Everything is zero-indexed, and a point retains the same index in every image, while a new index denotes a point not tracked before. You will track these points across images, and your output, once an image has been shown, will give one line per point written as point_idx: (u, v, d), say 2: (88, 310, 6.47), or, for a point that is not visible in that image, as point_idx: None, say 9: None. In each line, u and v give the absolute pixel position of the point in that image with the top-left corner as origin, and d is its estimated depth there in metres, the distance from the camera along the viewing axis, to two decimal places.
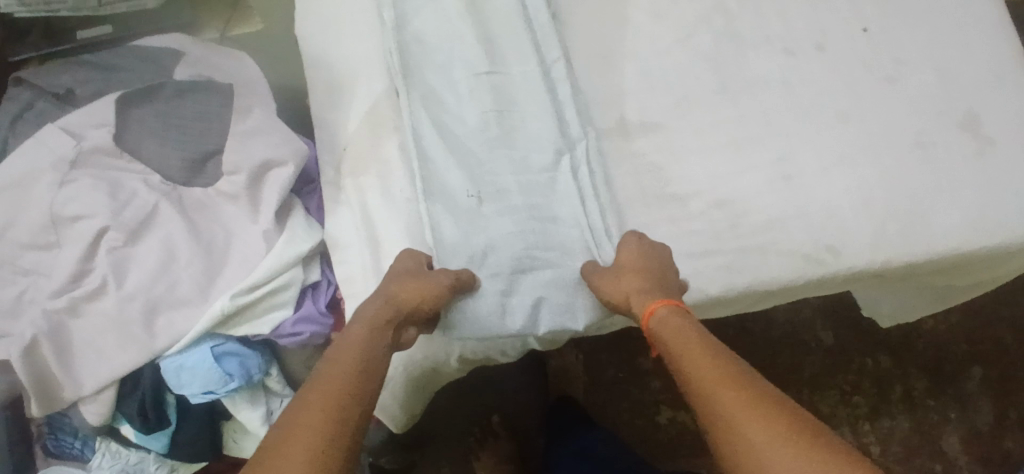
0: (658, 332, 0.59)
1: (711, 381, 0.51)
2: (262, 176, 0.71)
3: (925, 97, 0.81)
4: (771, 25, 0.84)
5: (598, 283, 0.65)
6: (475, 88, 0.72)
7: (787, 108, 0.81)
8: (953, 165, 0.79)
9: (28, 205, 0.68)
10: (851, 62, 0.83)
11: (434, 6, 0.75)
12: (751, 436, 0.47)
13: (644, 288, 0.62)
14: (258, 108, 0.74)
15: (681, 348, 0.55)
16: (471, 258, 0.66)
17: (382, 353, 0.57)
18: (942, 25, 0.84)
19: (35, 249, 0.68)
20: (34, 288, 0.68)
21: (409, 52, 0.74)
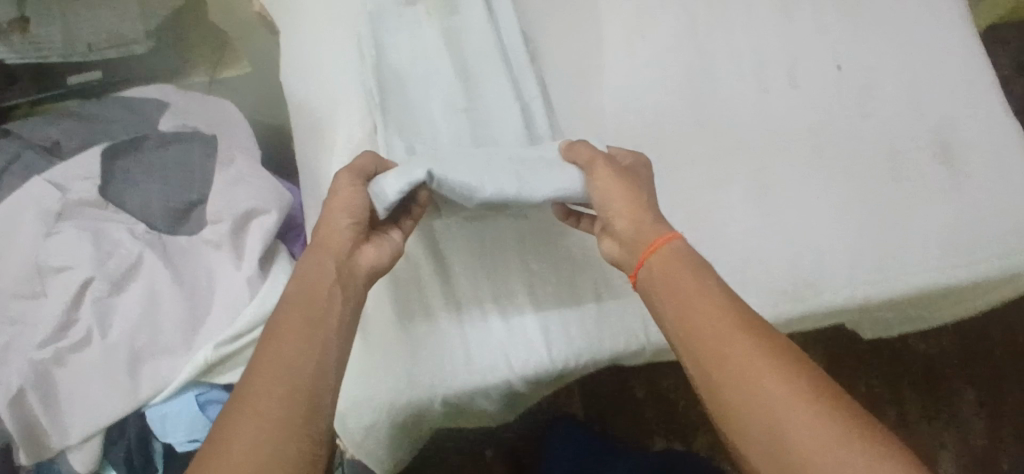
0: (662, 263, 0.60)
1: (732, 329, 0.55)
2: (244, 224, 0.73)
3: (897, 130, 0.83)
4: (745, 61, 0.85)
5: (600, 184, 0.63)
6: (452, 122, 0.74)
7: (761, 142, 0.82)
8: (926, 197, 0.80)
9: (14, 257, 0.69)
10: (823, 98, 0.84)
11: (414, 47, 0.78)
12: (765, 381, 0.52)
13: (634, 199, 0.62)
14: (240, 158, 0.76)
15: (694, 289, 0.57)
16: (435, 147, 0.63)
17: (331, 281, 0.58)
18: (910, 61, 0.86)
19: (20, 298, 0.68)
20: (21, 337, 0.68)
21: (388, 90, 0.75)
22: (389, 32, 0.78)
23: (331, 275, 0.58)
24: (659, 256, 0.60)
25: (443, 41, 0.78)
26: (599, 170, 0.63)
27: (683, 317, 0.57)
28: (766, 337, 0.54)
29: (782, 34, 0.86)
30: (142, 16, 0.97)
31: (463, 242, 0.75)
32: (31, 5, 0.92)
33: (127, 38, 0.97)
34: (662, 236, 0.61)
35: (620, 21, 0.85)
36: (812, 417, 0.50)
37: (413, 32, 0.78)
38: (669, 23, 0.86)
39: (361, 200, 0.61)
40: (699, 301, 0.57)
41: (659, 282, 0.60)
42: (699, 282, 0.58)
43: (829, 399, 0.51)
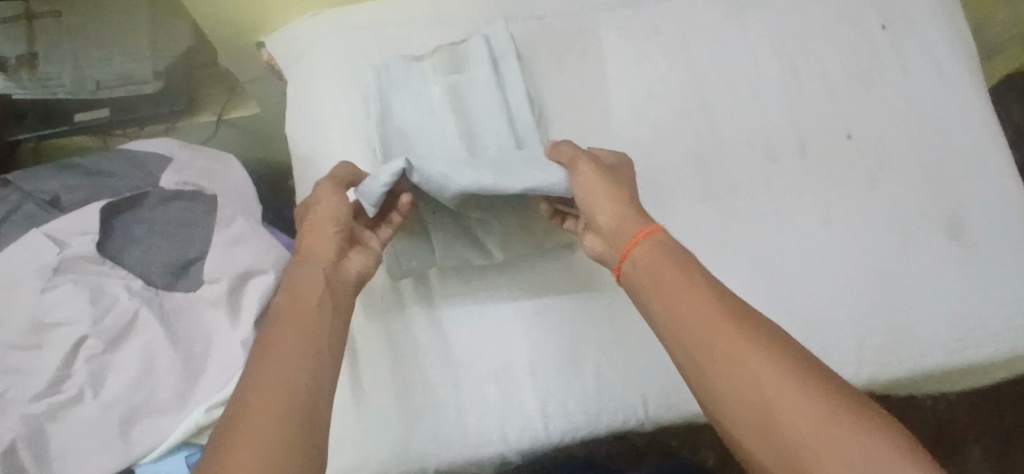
0: (647, 257, 0.61)
1: (714, 317, 0.55)
2: (242, 284, 0.72)
3: (908, 204, 0.82)
4: (756, 128, 0.83)
5: (581, 181, 0.66)
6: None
7: (766, 212, 0.80)
8: (936, 275, 0.79)
9: (7, 310, 0.67)
10: (835, 167, 0.83)
11: (420, 108, 0.78)
12: (755, 366, 0.52)
13: (615, 194, 0.65)
14: (241, 217, 0.76)
15: (676, 282, 0.59)
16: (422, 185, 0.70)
17: (320, 278, 0.60)
18: (922, 131, 0.86)
19: (15, 351, 0.67)
20: (18, 385, 0.67)
21: (391, 150, 0.76)
22: (395, 90, 0.78)
23: (322, 282, 0.60)
24: (643, 248, 0.62)
25: (449, 100, 0.78)
26: (581, 166, 0.66)
27: (670, 307, 0.58)
28: (750, 322, 0.55)
29: (793, 100, 0.85)
30: (151, 57, 0.97)
31: (464, 309, 0.75)
32: (42, 43, 0.94)
33: (137, 78, 0.97)
34: (644, 227, 0.63)
35: (628, 83, 0.84)
36: (805, 400, 0.50)
37: (420, 89, 0.79)
38: (678, 85, 0.84)
39: (343, 208, 0.64)
40: (685, 290, 0.58)
41: (644, 272, 0.61)
42: (684, 272, 0.59)
43: (821, 382, 0.51)
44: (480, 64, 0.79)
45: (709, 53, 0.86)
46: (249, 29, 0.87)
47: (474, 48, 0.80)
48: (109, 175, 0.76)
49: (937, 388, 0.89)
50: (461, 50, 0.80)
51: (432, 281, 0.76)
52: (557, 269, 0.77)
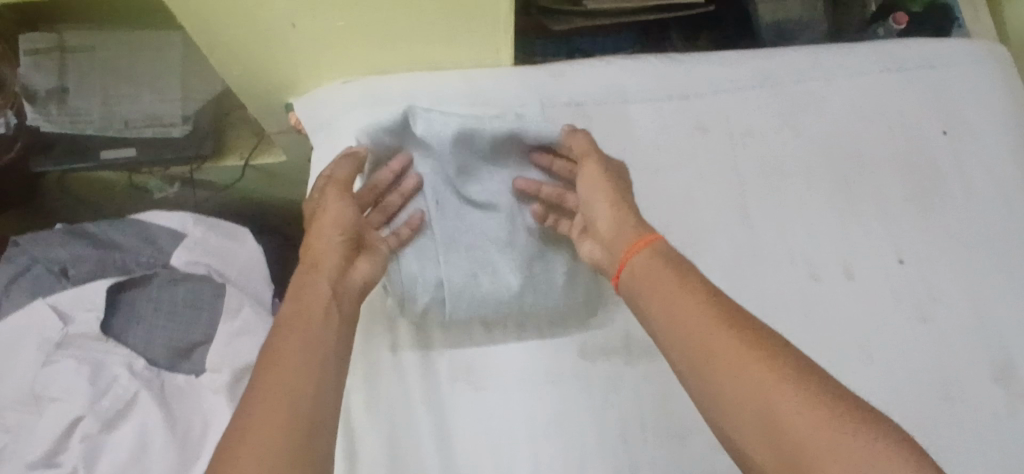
0: (645, 266, 0.61)
1: (709, 322, 0.54)
2: (245, 375, 0.70)
3: (958, 344, 0.77)
4: (797, 243, 0.79)
5: (587, 182, 0.68)
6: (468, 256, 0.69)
7: (806, 340, 0.75)
8: (981, 422, 0.74)
9: (9, 378, 0.66)
10: (882, 292, 0.78)
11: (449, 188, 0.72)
12: (747, 361, 0.50)
13: (617, 199, 0.66)
14: (246, 306, 0.73)
15: (671, 288, 0.57)
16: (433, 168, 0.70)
17: (323, 288, 0.60)
18: (976, 261, 0.81)
19: (15, 414, 0.65)
20: (14, 445, 0.64)
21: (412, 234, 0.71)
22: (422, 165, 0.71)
23: (327, 289, 0.60)
24: (643, 254, 0.62)
25: (472, 183, 0.70)
26: (587, 167, 0.68)
27: (667, 308, 0.56)
28: (746, 327, 0.53)
29: (839, 215, 0.80)
30: (181, 99, 0.94)
31: (470, 413, 0.70)
32: (73, 78, 0.92)
33: (164, 120, 0.94)
34: (643, 237, 0.63)
35: (669, 184, 0.79)
36: (799, 395, 0.48)
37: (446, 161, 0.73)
38: (718, 191, 0.79)
39: (350, 216, 0.65)
40: (682, 293, 0.56)
41: (643, 277, 0.60)
42: (680, 278, 0.58)
43: (815, 381, 0.49)
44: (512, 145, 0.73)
45: (754, 159, 0.81)
46: (280, 90, 0.83)
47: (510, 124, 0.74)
48: (120, 247, 0.75)
49: None
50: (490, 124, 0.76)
51: (439, 370, 0.71)
52: (578, 386, 0.72)
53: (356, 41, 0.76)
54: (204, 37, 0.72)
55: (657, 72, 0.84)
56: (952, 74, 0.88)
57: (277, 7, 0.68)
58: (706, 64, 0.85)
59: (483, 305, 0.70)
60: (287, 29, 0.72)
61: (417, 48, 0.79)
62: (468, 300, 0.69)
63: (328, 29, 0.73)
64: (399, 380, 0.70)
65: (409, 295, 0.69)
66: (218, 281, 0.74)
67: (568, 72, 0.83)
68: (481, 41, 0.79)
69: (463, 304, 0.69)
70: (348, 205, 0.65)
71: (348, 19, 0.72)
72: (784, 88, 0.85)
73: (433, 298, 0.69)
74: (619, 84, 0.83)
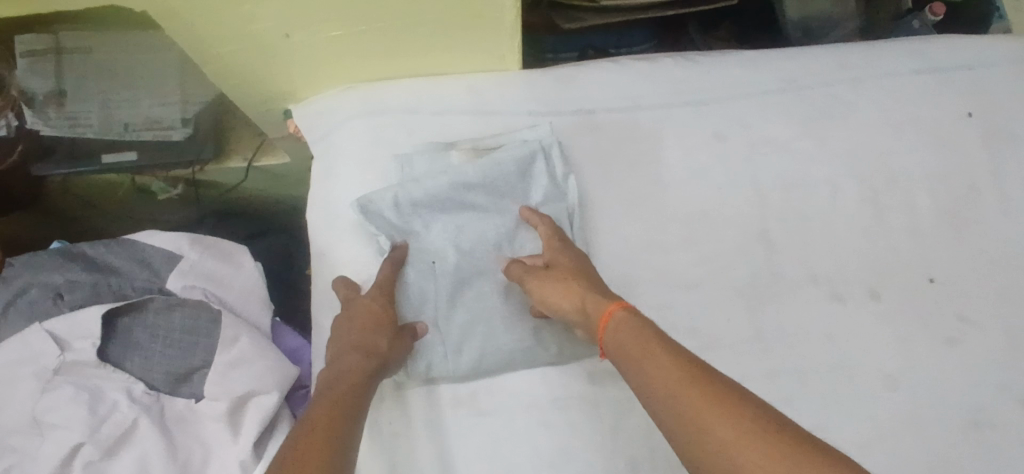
0: (613, 333, 0.58)
1: (674, 382, 0.50)
2: (243, 402, 0.67)
3: (986, 370, 0.74)
4: (820, 262, 0.76)
5: (539, 295, 0.66)
6: (467, 287, 0.70)
7: (824, 366, 0.73)
8: (1011, 452, 0.71)
9: (13, 403, 0.65)
10: (907, 316, 0.75)
11: (462, 209, 0.72)
12: (707, 422, 0.46)
13: (567, 290, 0.64)
14: (245, 333, 0.70)
15: (639, 352, 0.54)
16: (430, 196, 0.71)
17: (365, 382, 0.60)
18: (1007, 281, 0.78)
19: (16, 439, 0.64)
20: (21, 466, 0.63)
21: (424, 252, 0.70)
22: (421, 189, 0.70)
23: (360, 380, 0.59)
24: (610, 328, 0.58)
25: (472, 205, 0.72)
26: (528, 282, 0.67)
27: (638, 371, 0.53)
28: (714, 383, 0.49)
29: (868, 233, 0.78)
30: (179, 102, 0.90)
31: (475, 440, 0.68)
32: (70, 82, 0.87)
33: (163, 123, 0.92)
34: (606, 309, 0.60)
35: (687, 199, 0.77)
36: (762, 450, 0.43)
37: (460, 190, 0.71)
38: (742, 207, 0.77)
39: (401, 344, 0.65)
40: (648, 358, 0.53)
41: (614, 346, 0.57)
42: (645, 341, 0.54)
43: (777, 436, 0.44)
44: (514, 180, 0.72)
45: (777, 172, 0.79)
46: (279, 98, 0.80)
47: (516, 161, 0.72)
48: (115, 271, 0.73)
49: None
50: (494, 144, 0.75)
51: (441, 396, 0.69)
52: (588, 412, 0.69)
53: (353, 51, 0.73)
54: (194, 48, 0.69)
55: (673, 78, 0.80)
56: (992, 74, 0.85)
57: (270, 18, 0.65)
58: (725, 66, 0.81)
59: (489, 362, 0.69)
60: (280, 40, 0.69)
61: (418, 57, 0.76)
62: (479, 355, 0.68)
63: (324, 40, 0.70)
64: (400, 416, 0.68)
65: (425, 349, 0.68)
66: (214, 306, 0.72)
67: (579, 78, 0.79)
68: (484, 49, 0.76)
69: (474, 359, 0.68)
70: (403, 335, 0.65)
71: (344, 29, 0.69)
72: (811, 92, 0.82)
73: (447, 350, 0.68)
74: (635, 94, 0.79)
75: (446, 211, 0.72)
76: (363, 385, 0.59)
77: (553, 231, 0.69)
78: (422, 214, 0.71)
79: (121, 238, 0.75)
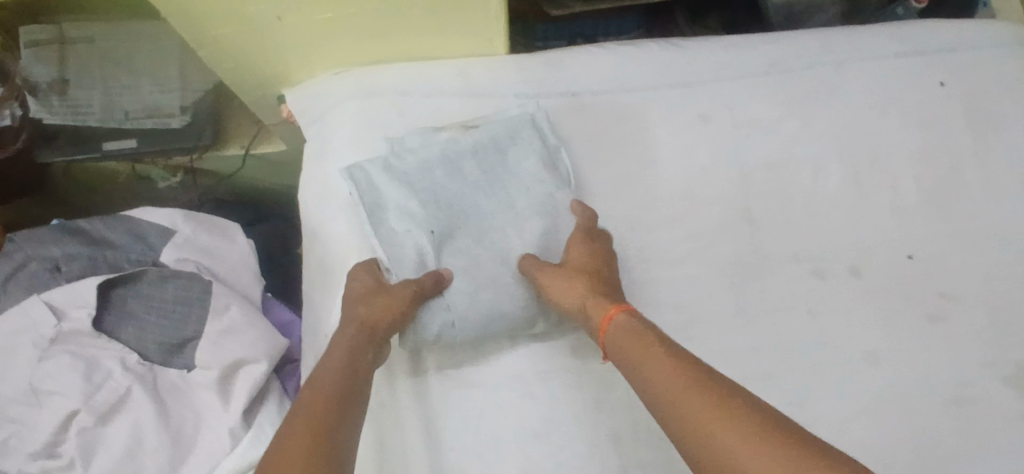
0: (618, 341, 0.59)
1: (677, 388, 0.51)
2: (233, 370, 0.69)
3: (970, 347, 0.75)
4: (802, 240, 0.77)
5: (550, 286, 0.66)
6: (459, 252, 0.69)
7: (807, 340, 0.73)
8: (995, 427, 0.71)
9: (11, 371, 0.67)
10: (890, 293, 0.76)
11: (453, 172, 0.72)
12: (710, 426, 0.47)
13: (573, 290, 0.65)
14: (236, 305, 0.72)
15: (643, 358, 0.55)
16: (421, 163, 0.72)
17: (360, 366, 0.60)
18: (990, 259, 0.79)
19: (17, 408, 0.66)
20: (21, 434, 0.65)
21: (418, 212, 0.70)
22: (412, 156, 0.72)
23: (354, 363, 0.60)
24: (610, 332, 0.60)
25: (463, 168, 0.72)
26: (540, 277, 0.67)
27: (643, 378, 0.54)
28: (718, 389, 0.50)
29: (850, 212, 0.79)
30: (180, 88, 0.94)
31: (460, 410, 0.69)
32: (72, 69, 0.92)
33: (162, 110, 0.94)
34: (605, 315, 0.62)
35: (670, 178, 0.78)
36: (760, 457, 0.44)
37: (451, 155, 0.72)
38: (726, 187, 0.78)
39: (400, 313, 0.65)
40: (651, 364, 0.54)
41: (620, 352, 0.59)
42: (650, 349, 0.56)
43: (778, 439, 0.45)
44: (502, 147, 0.74)
45: (761, 153, 0.80)
46: (275, 82, 0.83)
47: (506, 129, 0.74)
48: (112, 245, 0.75)
49: None
50: (482, 120, 0.77)
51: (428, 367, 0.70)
52: (572, 384, 0.71)
53: (345, 34, 0.75)
54: (190, 31, 0.71)
55: (658, 61, 0.82)
56: (974, 57, 0.86)
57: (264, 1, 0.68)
58: (708, 50, 0.83)
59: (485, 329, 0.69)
60: (272, 22, 0.71)
61: (408, 39, 0.78)
62: (476, 325, 0.68)
63: (316, 22, 0.72)
64: (387, 388, 0.70)
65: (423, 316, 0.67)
66: (206, 277, 0.74)
67: (566, 61, 0.81)
68: (472, 29, 0.78)
69: (472, 326, 0.68)
70: (404, 304, 0.65)
71: (334, 11, 0.71)
72: (793, 75, 0.83)
73: (444, 318, 0.67)
74: (620, 77, 0.81)
75: (438, 174, 0.71)
76: (358, 368, 0.60)
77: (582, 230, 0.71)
78: (415, 180, 0.71)
79: (119, 216, 0.78)
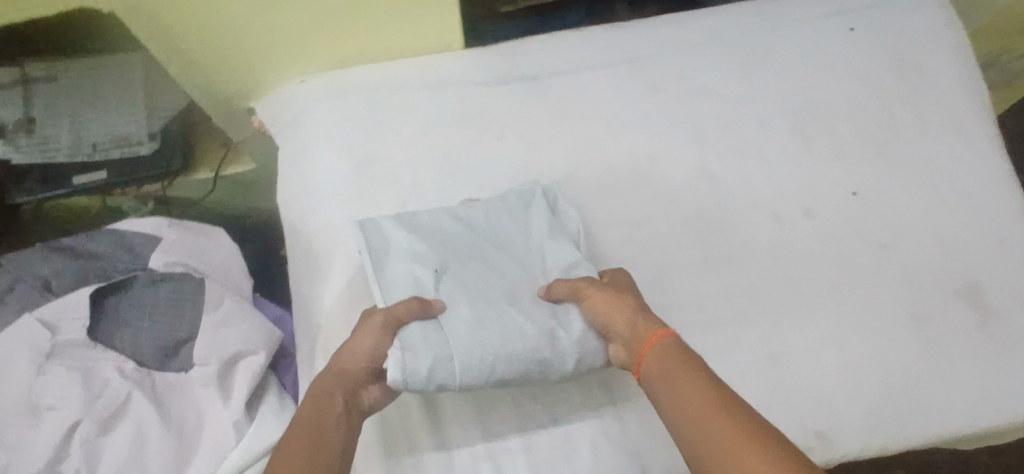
0: (655, 360, 0.59)
1: (711, 414, 0.52)
2: (232, 365, 0.71)
3: (919, 270, 0.80)
4: (757, 189, 0.83)
5: (592, 306, 0.65)
6: (462, 282, 0.66)
7: (772, 278, 0.78)
8: (950, 340, 0.77)
9: (4, 392, 0.66)
10: (842, 229, 0.82)
11: (459, 224, 0.71)
12: (743, 456, 0.49)
13: (620, 310, 0.63)
14: (229, 298, 0.75)
15: (679, 378, 0.56)
16: (431, 222, 0.70)
17: (335, 417, 0.56)
18: (935, 186, 0.84)
19: (14, 428, 0.64)
20: (18, 460, 0.63)
21: (423, 249, 0.67)
22: (423, 212, 0.71)
23: (330, 416, 0.56)
24: (652, 350, 0.60)
25: (473, 227, 0.71)
26: (586, 294, 0.65)
27: (676, 398, 0.55)
28: (751, 421, 0.51)
29: (798, 160, 0.85)
30: (147, 117, 0.96)
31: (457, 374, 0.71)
32: (40, 107, 0.92)
33: (130, 139, 0.95)
34: (651, 333, 0.61)
35: (629, 145, 0.83)
36: None
37: (457, 212, 0.72)
38: (678, 150, 0.84)
39: (378, 349, 0.61)
40: (687, 386, 0.55)
41: (654, 369, 0.58)
42: (688, 369, 0.56)
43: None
44: (514, 210, 0.72)
45: (709, 114, 0.86)
46: (249, 91, 0.86)
47: (517, 195, 0.73)
48: (98, 257, 0.77)
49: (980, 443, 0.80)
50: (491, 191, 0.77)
51: None
52: None
53: (312, 33, 0.80)
54: (167, 46, 0.76)
55: (603, 42, 0.88)
56: (887, 10, 0.92)
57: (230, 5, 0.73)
58: (648, 29, 0.90)
59: (492, 365, 0.62)
60: (243, 26, 0.76)
61: (375, 31, 0.82)
62: (480, 361, 0.61)
63: (284, 22, 0.77)
64: (401, 415, 0.68)
65: (407, 359, 0.60)
66: (196, 277, 0.77)
67: (520, 47, 0.87)
68: (434, 15, 0.82)
69: (475, 366, 0.61)
70: (379, 338, 0.61)
71: (299, 10, 0.76)
72: (728, 42, 0.90)
73: (440, 354, 0.61)
74: (570, 59, 0.87)
75: (445, 229, 0.70)
76: (333, 420, 0.56)
77: (622, 283, 0.68)
78: (426, 232, 0.69)
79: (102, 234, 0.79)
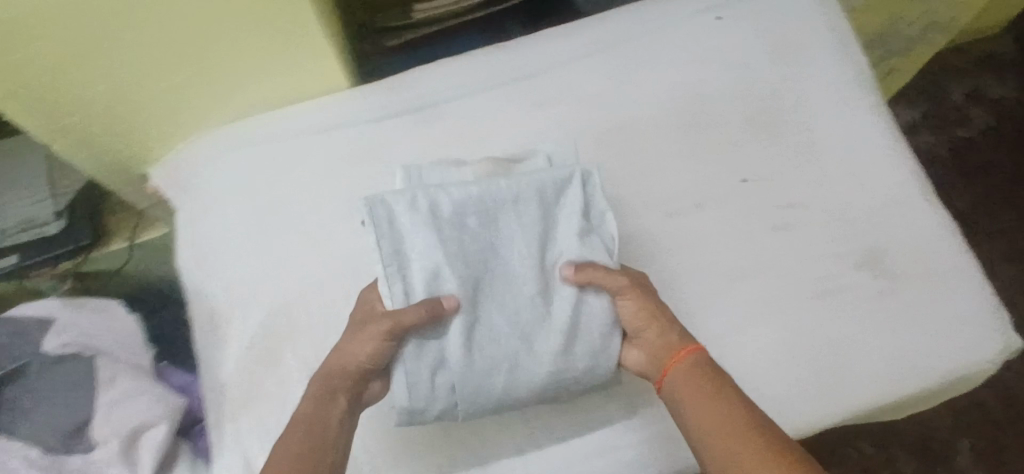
0: (684, 374, 0.60)
1: (738, 435, 0.54)
2: (135, 440, 0.71)
3: (818, 247, 0.81)
4: (651, 189, 0.83)
5: (630, 313, 0.65)
6: (482, 294, 0.65)
7: (672, 275, 0.79)
8: (855, 311, 0.78)
9: None
10: (738, 217, 0.82)
11: (489, 218, 0.65)
12: None
13: (656, 318, 0.64)
14: (123, 376, 0.75)
15: (709, 396, 0.58)
16: (456, 209, 0.64)
17: (339, 412, 0.60)
18: (826, 161, 0.85)
19: None
20: None
21: (447, 246, 0.64)
22: (444, 197, 0.64)
23: (332, 409, 0.60)
24: (681, 364, 0.61)
25: (500, 217, 0.66)
26: (629, 299, 0.65)
27: (702, 416, 0.57)
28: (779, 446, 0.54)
29: (687, 155, 0.85)
30: (51, 197, 0.97)
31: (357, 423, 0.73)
32: None
33: (37, 220, 0.96)
34: (685, 347, 0.62)
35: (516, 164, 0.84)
36: None
37: (489, 203, 0.65)
38: (568, 160, 0.84)
39: (381, 351, 0.62)
40: (716, 404, 0.57)
41: (682, 383, 0.60)
42: (719, 387, 0.58)
43: None
44: (548, 209, 0.67)
45: (596, 119, 0.86)
46: (134, 160, 0.86)
47: (551, 189, 0.67)
48: None
49: (903, 411, 0.80)
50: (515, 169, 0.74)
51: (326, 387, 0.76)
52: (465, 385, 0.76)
53: (189, 98, 0.81)
54: (43, 127, 0.77)
55: (483, 62, 0.88)
56: None
57: (109, 66, 0.73)
58: (527, 43, 0.89)
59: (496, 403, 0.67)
60: (117, 99, 0.77)
61: (252, 89, 0.83)
62: (485, 403, 0.66)
63: (160, 90, 0.78)
64: None
65: (411, 383, 0.63)
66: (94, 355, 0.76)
67: (402, 80, 0.87)
68: (308, 71, 0.83)
69: (477, 403, 0.66)
70: (382, 340, 0.61)
71: (169, 77, 0.77)
72: (608, 46, 0.90)
73: (448, 400, 0.65)
74: (450, 84, 0.87)
75: (464, 223, 0.65)
76: (336, 417, 0.60)
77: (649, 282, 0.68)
78: (446, 224, 0.64)
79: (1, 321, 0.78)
